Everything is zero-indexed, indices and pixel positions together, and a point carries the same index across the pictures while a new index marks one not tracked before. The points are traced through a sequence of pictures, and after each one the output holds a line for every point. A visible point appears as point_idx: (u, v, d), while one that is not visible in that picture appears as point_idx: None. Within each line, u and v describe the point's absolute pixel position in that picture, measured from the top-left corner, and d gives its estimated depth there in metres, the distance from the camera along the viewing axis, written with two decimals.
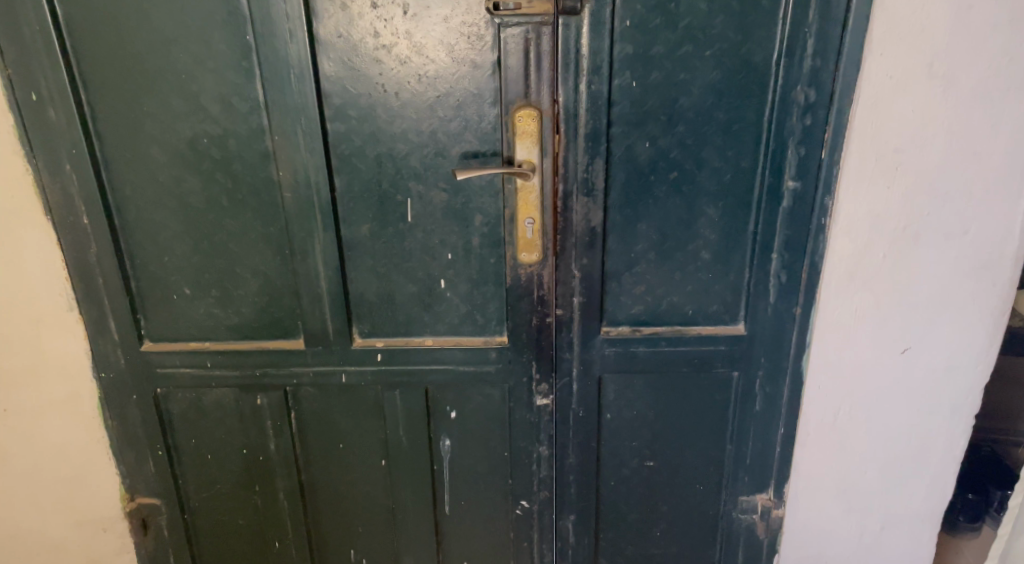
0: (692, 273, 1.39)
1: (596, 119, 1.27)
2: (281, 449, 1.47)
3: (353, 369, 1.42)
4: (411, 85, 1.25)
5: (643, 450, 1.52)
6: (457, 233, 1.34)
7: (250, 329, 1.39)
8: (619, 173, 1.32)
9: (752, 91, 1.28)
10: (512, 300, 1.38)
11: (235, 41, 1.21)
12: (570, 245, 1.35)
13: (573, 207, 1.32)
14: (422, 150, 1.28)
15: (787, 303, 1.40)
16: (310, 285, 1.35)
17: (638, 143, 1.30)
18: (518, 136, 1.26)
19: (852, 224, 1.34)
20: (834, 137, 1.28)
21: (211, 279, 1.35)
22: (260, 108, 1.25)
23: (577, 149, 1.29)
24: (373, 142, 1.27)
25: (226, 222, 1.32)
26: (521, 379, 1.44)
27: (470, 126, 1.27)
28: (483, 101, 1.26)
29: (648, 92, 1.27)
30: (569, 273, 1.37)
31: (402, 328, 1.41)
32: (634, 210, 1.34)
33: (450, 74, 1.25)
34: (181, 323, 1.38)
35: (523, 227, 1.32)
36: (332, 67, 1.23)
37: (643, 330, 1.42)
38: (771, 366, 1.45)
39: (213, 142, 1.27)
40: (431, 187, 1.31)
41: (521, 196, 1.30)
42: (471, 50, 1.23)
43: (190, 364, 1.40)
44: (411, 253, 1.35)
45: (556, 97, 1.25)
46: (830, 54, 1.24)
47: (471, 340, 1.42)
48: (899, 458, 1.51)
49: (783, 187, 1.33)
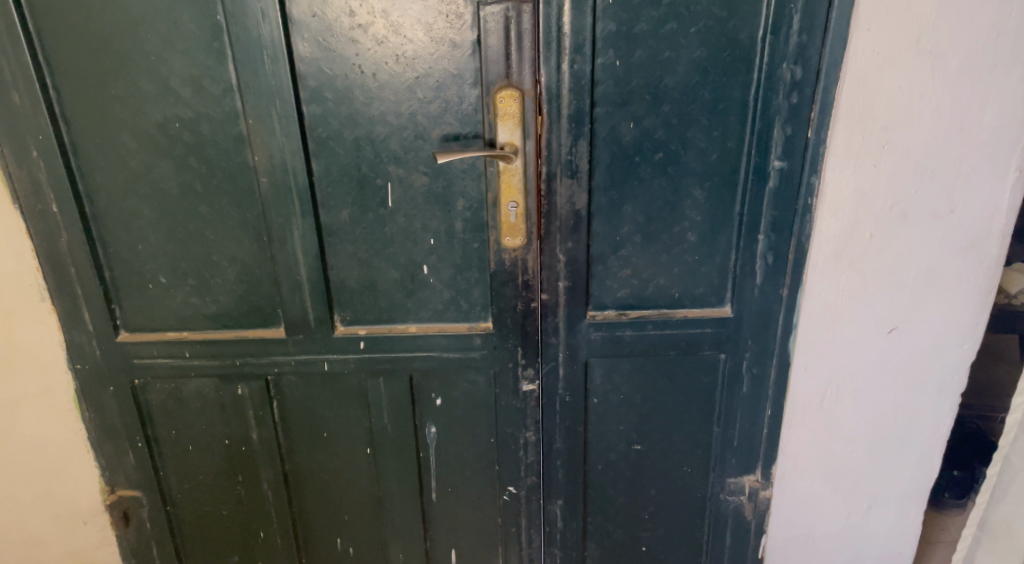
0: (677, 255, 1.39)
1: (579, 100, 1.24)
2: (264, 440, 1.45)
3: (335, 358, 1.39)
4: (389, 66, 1.20)
5: (630, 434, 1.54)
6: (439, 218, 1.31)
7: (229, 317, 1.34)
8: (603, 154, 1.29)
9: (737, 68, 1.26)
10: (497, 285, 1.37)
11: (206, 21, 1.14)
12: (554, 229, 1.33)
13: (558, 190, 1.30)
14: (401, 133, 1.24)
15: (773, 285, 1.40)
16: (289, 272, 1.31)
17: (622, 124, 1.27)
18: (500, 117, 1.22)
19: (839, 203, 1.33)
20: (820, 115, 1.27)
21: (187, 267, 1.30)
22: (234, 90, 1.18)
23: (561, 131, 1.25)
24: (351, 125, 1.22)
25: (202, 208, 1.26)
26: (506, 364, 1.44)
27: (451, 108, 1.23)
28: (463, 82, 1.21)
29: (632, 71, 1.24)
30: (554, 257, 1.36)
31: (385, 315, 1.39)
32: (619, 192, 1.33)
33: (429, 54, 1.20)
34: (157, 314, 1.33)
35: (507, 211, 1.29)
36: (305, 47, 1.17)
37: (629, 314, 1.43)
38: (758, 348, 1.45)
39: (187, 126, 1.21)
40: (411, 170, 1.27)
41: (504, 178, 1.27)
42: (450, 29, 1.19)
43: (167, 355, 1.35)
44: (393, 238, 1.32)
45: (538, 77, 1.22)
46: (816, 30, 1.22)
47: (456, 327, 1.41)
48: (885, 437, 1.52)
49: (770, 167, 1.31)
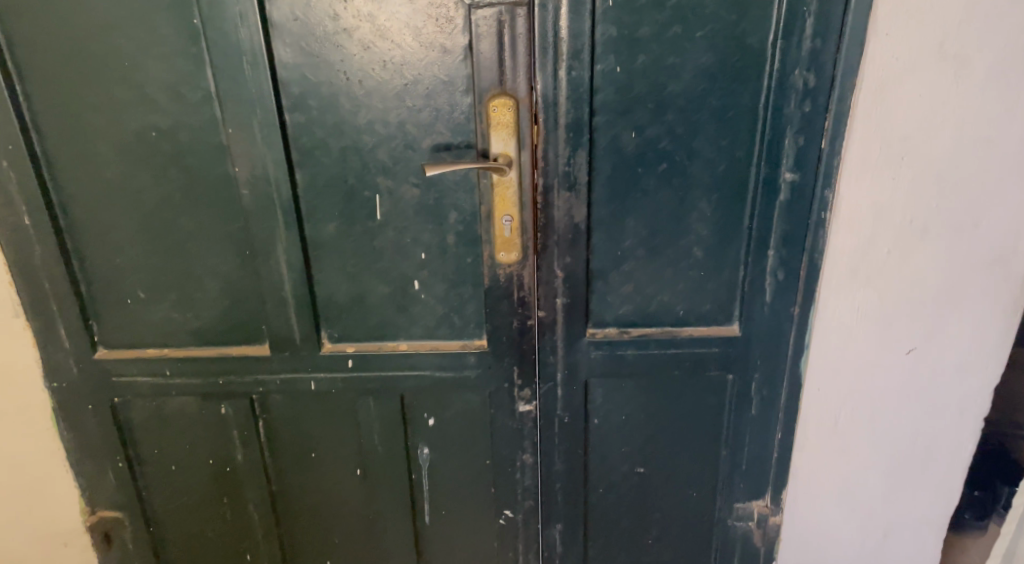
0: (683, 270, 1.32)
1: (578, 108, 1.16)
2: (250, 460, 1.40)
3: (323, 377, 1.33)
4: (377, 72, 1.12)
5: (633, 455, 1.47)
6: (431, 231, 1.25)
7: (213, 333, 1.28)
8: (604, 165, 1.23)
9: (747, 75, 1.18)
10: (492, 301, 1.31)
11: (182, 25, 1.06)
12: (551, 243, 1.27)
13: (555, 202, 1.24)
14: (390, 142, 1.16)
15: (784, 302, 1.33)
16: (274, 288, 1.24)
17: (624, 133, 1.21)
18: (492, 127, 1.15)
19: (855, 216, 1.26)
20: (835, 125, 1.19)
21: (168, 282, 1.23)
22: (212, 98, 1.10)
23: (558, 141, 1.18)
24: (337, 135, 1.15)
25: (182, 220, 1.18)
26: (502, 384, 1.38)
27: (442, 116, 1.15)
28: (454, 89, 1.14)
29: (634, 78, 1.17)
30: (551, 272, 1.30)
31: (374, 332, 1.32)
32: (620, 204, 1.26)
33: (418, 60, 1.12)
34: (137, 329, 1.26)
35: (501, 225, 1.23)
36: (288, 52, 1.09)
37: (632, 332, 1.37)
38: (768, 368, 1.39)
39: (165, 134, 1.12)
40: (401, 181, 1.20)
41: (498, 191, 1.20)
42: (440, 33, 1.11)
43: (147, 373, 1.28)
44: (383, 253, 1.26)
45: (533, 84, 1.14)
46: (831, 35, 1.14)
47: (449, 345, 1.35)
48: (903, 462, 1.44)
49: (781, 179, 1.24)
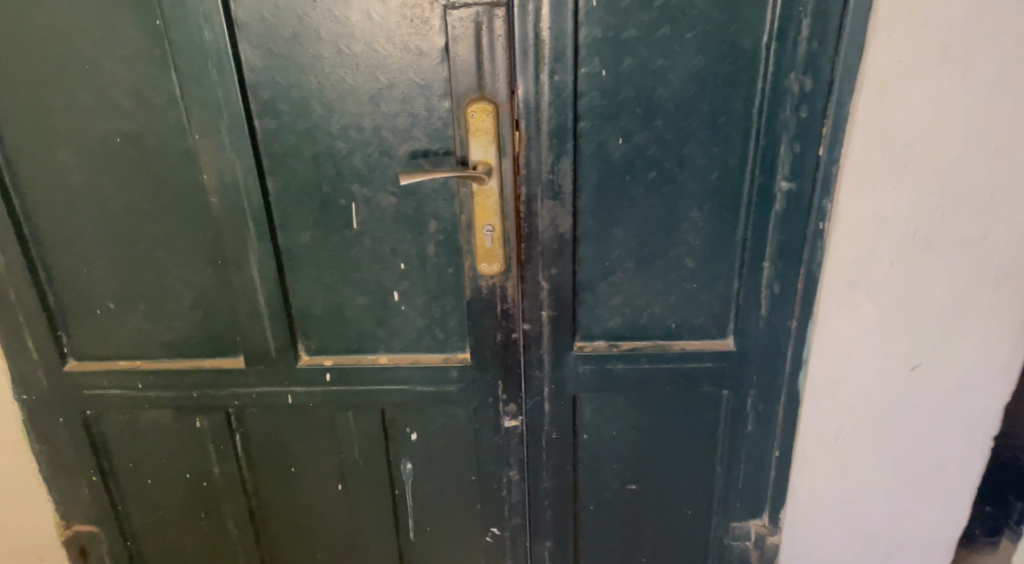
0: (674, 281, 1.27)
1: (561, 114, 1.11)
2: (227, 475, 1.35)
3: (301, 390, 1.29)
4: (349, 76, 1.07)
5: (624, 472, 1.42)
6: (410, 241, 1.20)
7: (186, 345, 1.24)
8: (589, 173, 1.18)
9: (739, 79, 1.13)
10: (475, 314, 1.26)
11: (145, 27, 1.02)
12: (536, 253, 1.22)
13: (539, 211, 1.18)
14: (365, 149, 1.12)
15: (781, 315, 1.28)
16: (247, 299, 1.20)
17: (610, 139, 1.15)
18: (471, 133, 1.10)
19: (856, 228, 1.19)
20: (833, 131, 1.13)
21: (138, 292, 1.19)
22: (179, 103, 1.06)
23: (541, 148, 1.13)
24: (310, 141, 1.10)
25: (151, 229, 1.14)
26: (486, 399, 1.33)
27: (418, 122, 1.10)
28: (431, 93, 1.09)
29: (621, 82, 1.11)
30: (536, 284, 1.25)
31: (353, 345, 1.28)
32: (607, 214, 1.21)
33: (393, 64, 1.07)
34: (108, 341, 1.22)
35: (482, 235, 1.18)
36: (256, 55, 1.04)
37: (621, 346, 1.31)
38: (764, 384, 1.34)
39: (130, 140, 1.08)
40: (378, 190, 1.15)
41: (478, 200, 1.15)
42: (415, 35, 1.06)
43: (119, 386, 1.25)
44: (361, 263, 1.21)
45: (513, 88, 1.09)
46: (829, 36, 1.08)
47: (431, 358, 1.30)
48: (907, 482, 1.37)
49: (776, 188, 1.19)
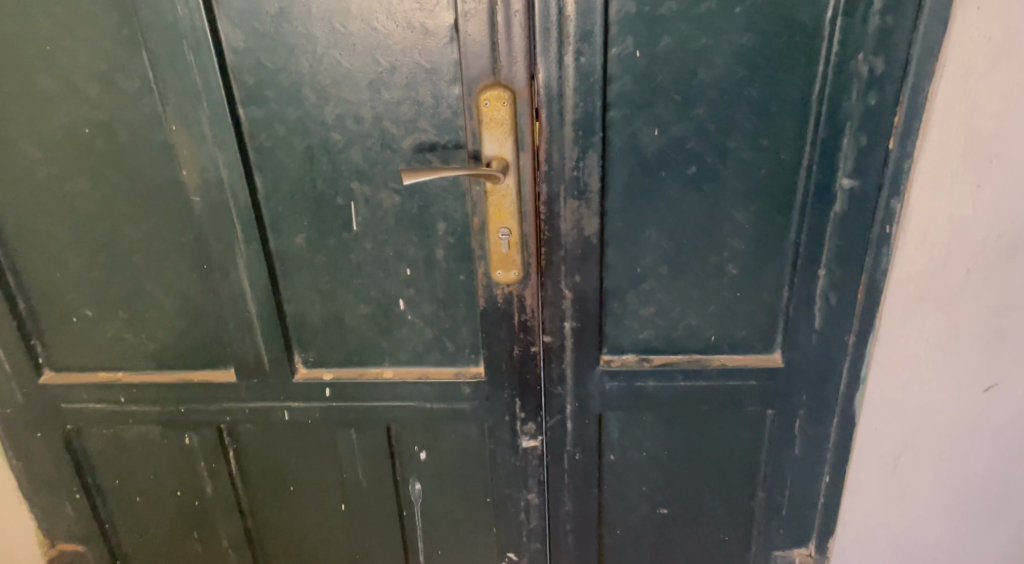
0: (714, 290, 1.12)
1: (588, 102, 0.96)
2: (220, 493, 1.24)
3: (298, 406, 1.17)
4: (345, 59, 0.93)
5: (654, 495, 1.28)
6: (416, 244, 1.07)
7: (171, 356, 1.12)
8: (619, 168, 1.03)
9: (796, 60, 0.96)
10: (489, 325, 1.13)
11: (111, 2, 0.90)
12: (558, 259, 1.08)
13: (561, 212, 1.04)
14: (364, 141, 0.98)
15: (836, 330, 1.12)
16: (236, 308, 1.07)
17: (644, 130, 1.00)
18: (484, 125, 0.96)
19: (927, 231, 1.04)
20: (905, 121, 0.97)
21: (115, 298, 1.08)
22: (152, 89, 0.93)
23: (564, 141, 0.99)
24: (301, 133, 0.97)
25: (126, 230, 1.02)
26: (502, 418, 1.20)
27: (424, 111, 0.96)
28: (438, 78, 0.95)
29: (657, 65, 0.96)
30: (557, 293, 1.11)
31: (355, 357, 1.16)
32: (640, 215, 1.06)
33: (394, 44, 0.93)
34: (86, 351, 1.12)
35: (497, 240, 1.04)
36: (238, 35, 0.91)
37: (653, 361, 1.17)
38: (814, 405, 1.18)
39: (99, 131, 0.96)
40: (379, 188, 1.02)
41: (493, 200, 1.01)
42: (419, 11, 0.92)
43: (99, 399, 1.14)
44: (362, 268, 1.08)
45: (533, 73, 0.95)
46: (905, 10, 0.92)
47: (440, 372, 1.17)
48: (973, 514, 1.22)
49: (837, 186, 1.02)
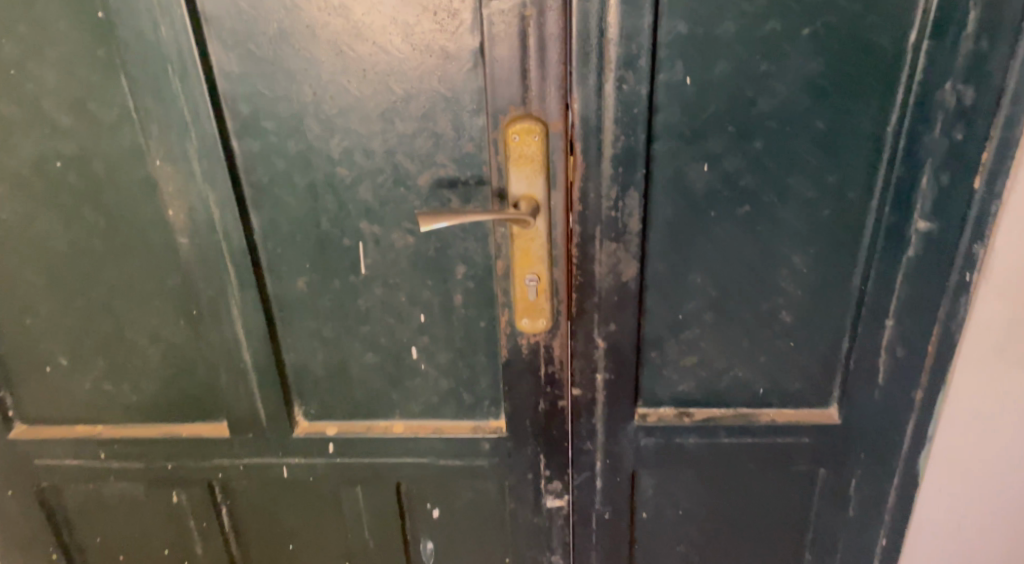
0: (765, 340, 1.00)
1: (632, 135, 0.84)
2: (211, 554, 1.12)
3: (297, 463, 1.04)
4: (353, 85, 0.81)
5: (690, 557, 1.16)
6: (432, 288, 0.95)
7: (156, 409, 1.00)
8: (663, 207, 0.91)
9: (871, 89, 0.84)
10: (512, 377, 1.01)
11: (84, 21, 0.78)
12: (591, 306, 0.96)
13: (596, 255, 0.93)
14: (375, 177, 0.86)
15: (903, 386, 1.00)
16: (229, 358, 0.95)
17: (693, 165, 0.88)
18: (511, 161, 0.83)
19: (1011, 279, 0.92)
20: (995, 158, 0.85)
21: (94, 347, 0.96)
22: (132, 118, 0.82)
23: (601, 177, 0.87)
24: (302, 167, 0.85)
25: (105, 273, 0.91)
26: (524, 476, 1.08)
27: (444, 144, 0.84)
28: (460, 107, 0.83)
29: (711, 92, 0.84)
30: (589, 342, 0.99)
31: (362, 409, 1.04)
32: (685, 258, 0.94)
33: (410, 70, 0.81)
34: (62, 403, 1.00)
35: (524, 287, 0.91)
36: (230, 59, 0.79)
37: (694, 416, 1.05)
38: (874, 465, 1.06)
39: (72, 164, 0.84)
40: (391, 227, 0.90)
41: (519, 244, 0.89)
42: (439, 32, 0.79)
43: (77, 455, 1.02)
44: (370, 313, 0.96)
45: (568, 103, 0.82)
46: (1002, 33, 0.79)
47: (456, 428, 1.05)
48: None
49: (912, 229, 0.90)
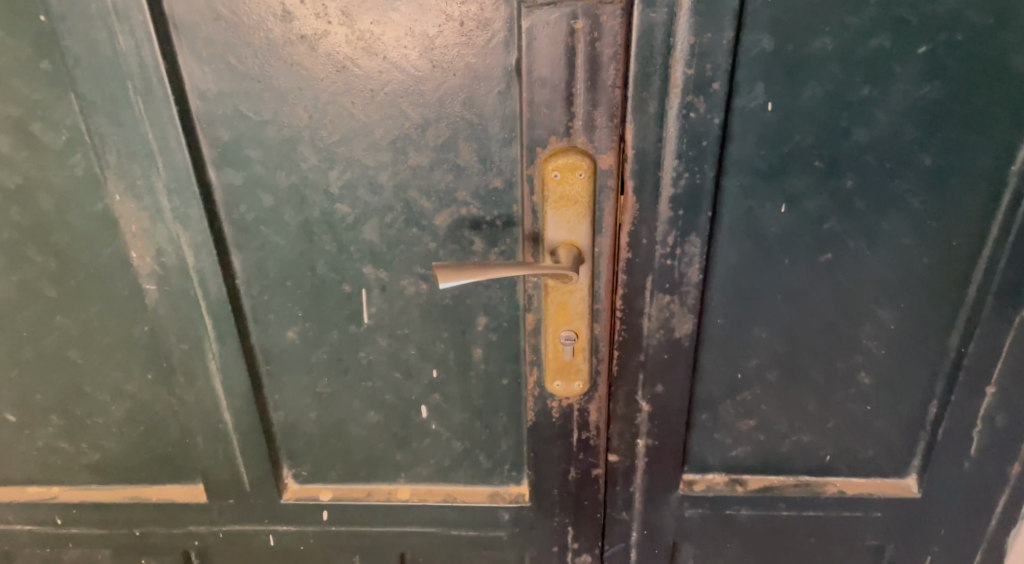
0: (838, 403, 0.85)
1: (698, 171, 0.70)
2: None
3: (288, 530, 0.89)
4: (358, 108, 0.66)
5: None
6: (447, 341, 0.80)
7: (120, 470, 0.84)
8: (728, 253, 0.76)
9: (993, 120, 0.69)
10: (539, 443, 0.86)
11: (26, 27, 0.63)
12: (635, 364, 0.82)
13: (645, 308, 0.78)
14: (383, 215, 0.71)
15: (997, 456, 0.86)
16: (206, 418, 0.80)
17: (769, 206, 0.73)
18: (550, 202, 0.68)
19: None
20: None
21: (46, 402, 0.80)
22: (86, 143, 0.67)
23: (658, 219, 0.72)
24: (294, 203, 0.69)
25: (57, 320, 0.76)
26: (549, 548, 0.93)
27: (467, 178, 0.69)
28: (488, 136, 0.67)
29: (798, 121, 0.70)
30: (631, 404, 0.85)
31: (362, 471, 0.88)
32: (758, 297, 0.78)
33: (428, 91, 0.66)
34: (10, 463, 0.85)
35: (558, 345, 0.77)
36: (206, 74, 0.64)
37: (748, 484, 0.90)
38: (955, 544, 0.92)
39: (13, 197, 0.70)
40: (401, 272, 0.74)
41: (555, 296, 0.74)
42: (465, 47, 0.64)
43: (29, 520, 0.87)
44: (374, 368, 0.81)
45: (621, 133, 0.68)
46: None
47: (472, 495, 0.90)
48: None
49: None
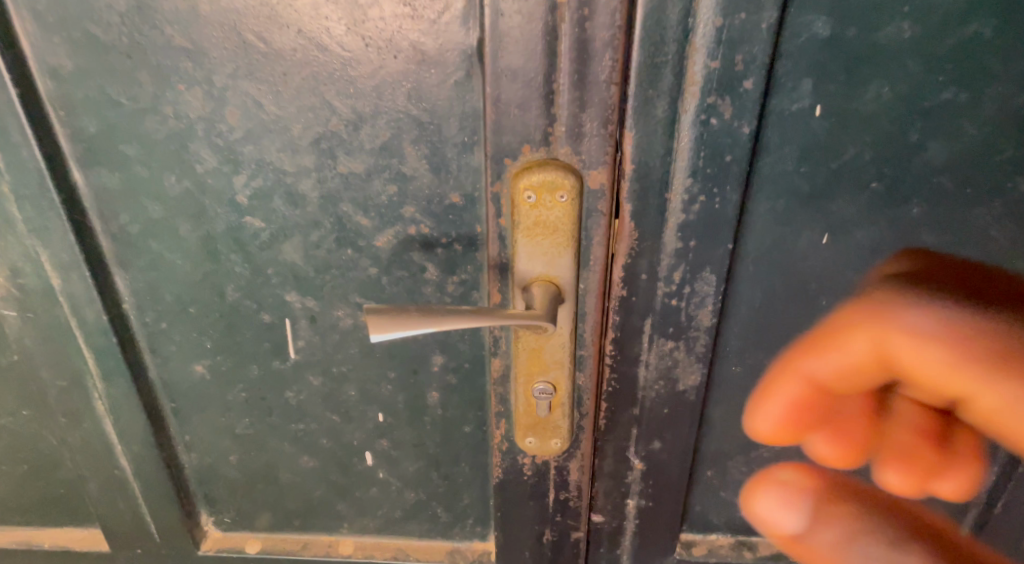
0: None
1: (716, 192, 0.53)
2: None
3: None
4: (269, 100, 0.50)
5: None
6: (395, 382, 0.65)
7: (12, 510, 0.74)
8: (750, 290, 0.60)
9: None
10: (507, 503, 0.71)
11: None
12: (626, 417, 0.67)
13: (641, 353, 0.62)
14: (308, 231, 0.55)
15: None
16: (98, 461, 0.68)
17: (808, 235, 0.57)
18: (522, 229, 0.51)
19: None
20: None
21: None
22: None
23: (662, 249, 0.56)
24: (191, 215, 0.55)
25: None
26: None
27: (412, 191, 0.53)
28: (440, 140, 0.51)
29: (856, 130, 0.52)
30: (621, 462, 0.70)
31: (297, 519, 0.74)
32: (808, 331, 0.60)
33: (359, 78, 0.49)
34: None
35: (530, 398, 0.61)
36: (57, 46, 0.49)
37: (758, 549, 0.75)
38: None
39: None
40: (333, 302, 0.59)
41: (527, 341, 0.58)
42: (405, 19, 0.47)
43: None
44: (305, 409, 0.66)
45: (617, 143, 0.51)
46: None
47: (427, 553, 0.76)
48: None
49: None
